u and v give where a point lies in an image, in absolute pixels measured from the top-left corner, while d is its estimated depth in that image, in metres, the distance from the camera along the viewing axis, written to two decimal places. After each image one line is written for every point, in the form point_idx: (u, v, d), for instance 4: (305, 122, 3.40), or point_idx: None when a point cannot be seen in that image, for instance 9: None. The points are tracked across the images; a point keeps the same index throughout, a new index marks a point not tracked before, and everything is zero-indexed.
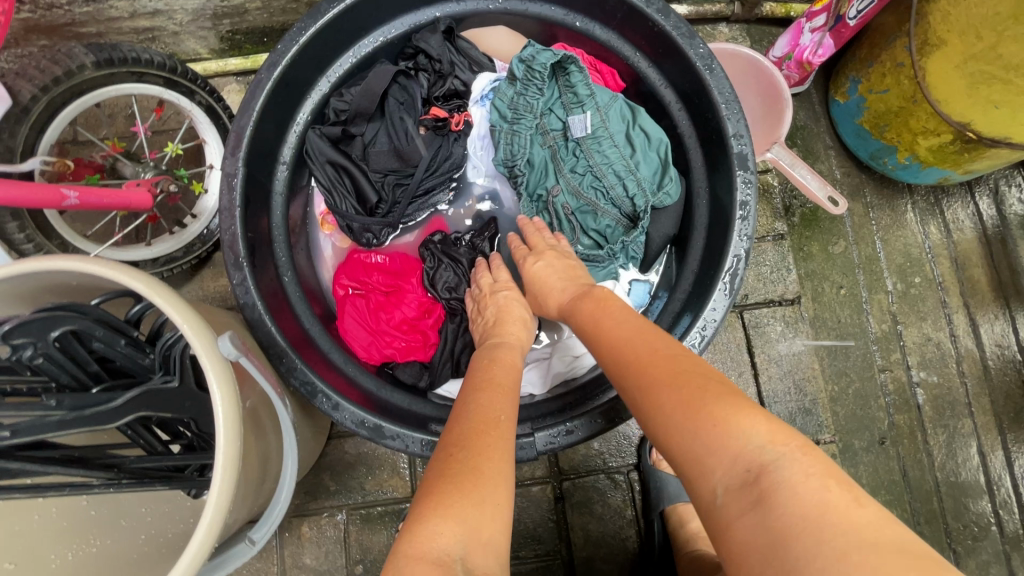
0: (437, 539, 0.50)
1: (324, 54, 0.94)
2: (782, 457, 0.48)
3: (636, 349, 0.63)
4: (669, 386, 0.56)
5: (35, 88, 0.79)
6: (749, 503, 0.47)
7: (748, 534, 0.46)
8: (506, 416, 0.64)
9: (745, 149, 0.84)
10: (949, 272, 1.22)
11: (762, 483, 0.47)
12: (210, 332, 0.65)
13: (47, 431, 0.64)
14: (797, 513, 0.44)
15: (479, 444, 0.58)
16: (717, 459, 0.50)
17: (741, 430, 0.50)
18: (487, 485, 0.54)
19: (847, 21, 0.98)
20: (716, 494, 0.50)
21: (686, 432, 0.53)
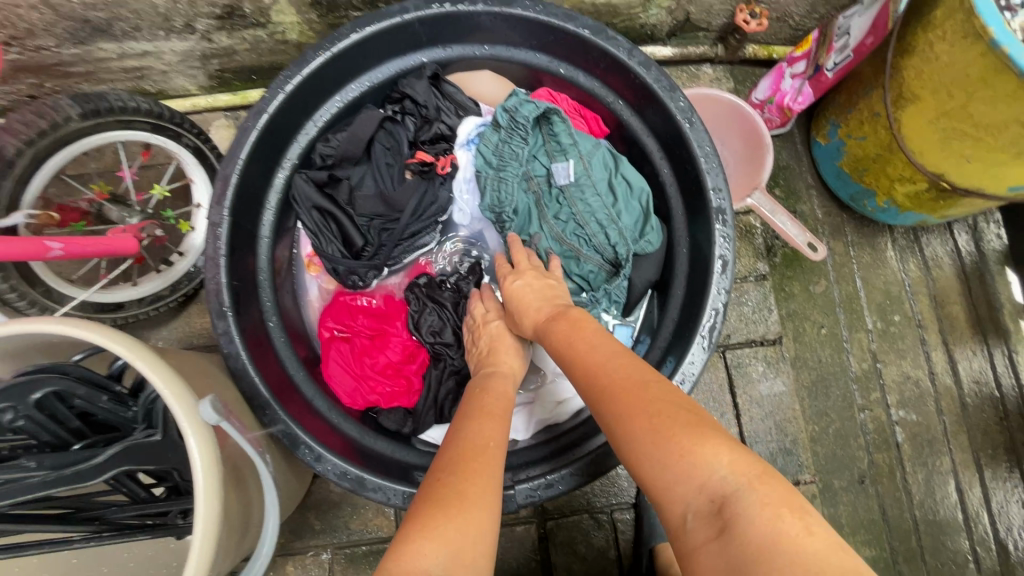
0: (422, 560, 0.50)
1: (311, 101, 0.95)
2: (743, 488, 0.50)
3: (605, 375, 0.63)
4: (639, 417, 0.57)
5: (20, 142, 0.79)
6: (714, 531, 0.50)
7: (712, 561, 0.49)
8: (495, 441, 0.64)
9: (724, 203, 0.85)
10: (928, 310, 1.24)
11: (727, 512, 0.50)
12: (191, 398, 0.66)
13: (29, 493, 0.65)
14: (757, 539, 0.47)
15: (467, 468, 0.59)
16: (685, 486, 0.52)
17: (707, 459, 0.52)
18: (472, 507, 0.55)
19: (825, 72, 0.99)
20: (685, 519, 0.52)
21: (654, 459, 0.55)
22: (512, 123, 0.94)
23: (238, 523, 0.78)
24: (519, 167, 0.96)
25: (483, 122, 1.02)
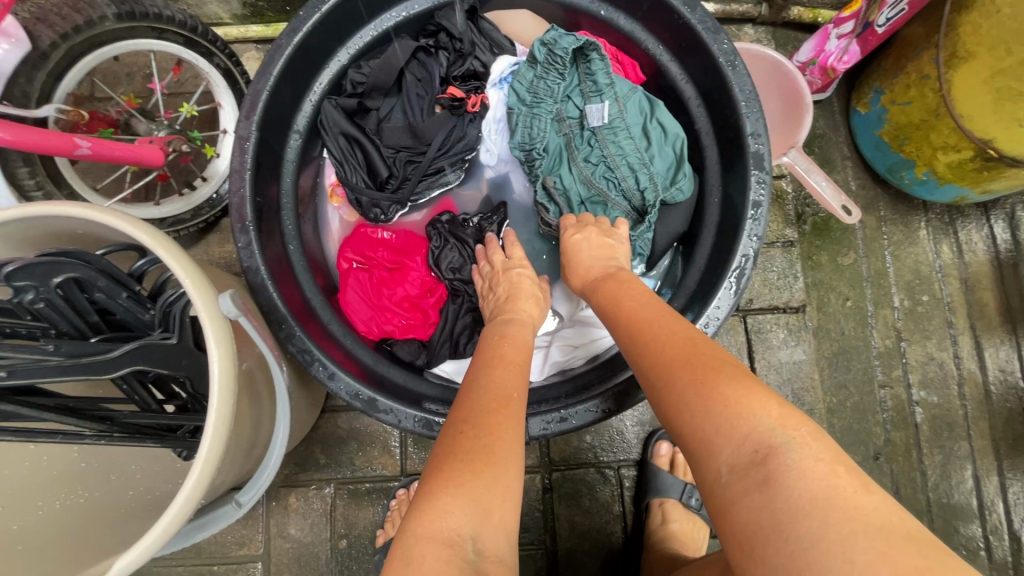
0: (448, 518, 0.49)
1: (345, 25, 0.94)
2: (792, 441, 0.47)
3: (657, 334, 0.62)
4: (690, 373, 0.55)
5: (55, 35, 0.78)
6: (755, 484, 0.46)
7: (747, 512, 0.46)
8: (519, 394, 0.62)
9: (762, 148, 0.83)
10: (958, 293, 1.20)
11: (768, 465, 0.46)
12: (211, 290, 0.65)
13: (44, 376, 0.63)
14: (802, 493, 0.43)
15: (492, 422, 0.57)
16: (726, 438, 0.49)
17: (750, 413, 0.49)
18: (497, 465, 0.53)
19: (875, 29, 0.95)
20: (721, 472, 0.49)
21: (695, 423, 0.52)
22: (551, 59, 0.92)
23: (246, 436, 0.79)
24: (553, 106, 0.95)
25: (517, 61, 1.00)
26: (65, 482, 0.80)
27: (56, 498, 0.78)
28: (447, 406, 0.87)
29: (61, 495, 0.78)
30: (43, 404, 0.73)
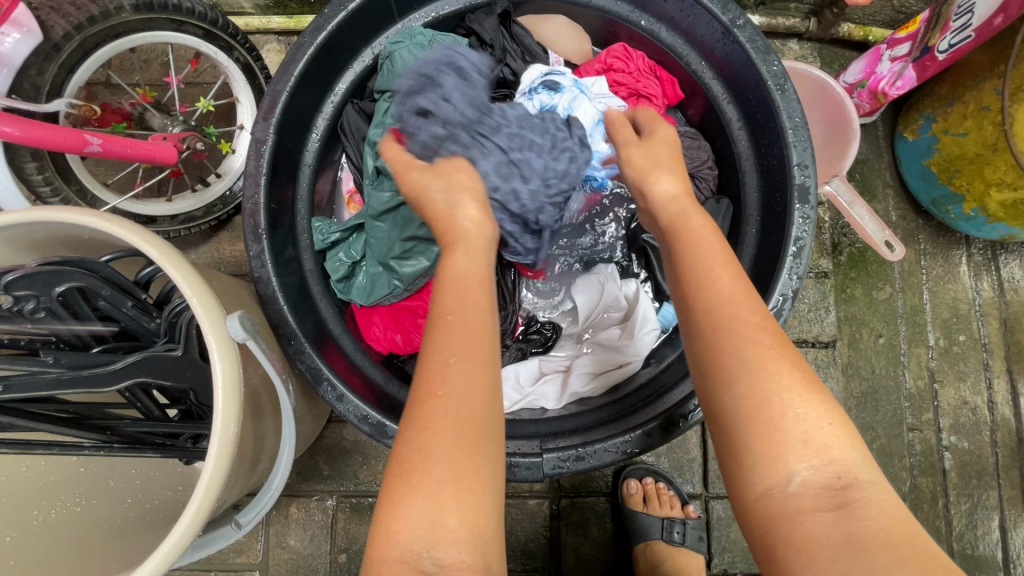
0: (401, 535, 0.45)
1: (372, 25, 0.89)
2: (873, 480, 0.47)
3: (731, 304, 0.54)
4: (763, 358, 0.50)
5: (68, 26, 0.74)
6: (829, 504, 0.46)
7: (821, 532, 0.45)
8: (457, 356, 0.51)
9: (808, 181, 0.77)
10: (996, 333, 1.14)
11: (851, 493, 0.46)
12: (219, 310, 0.61)
13: (43, 389, 0.62)
14: (883, 525, 0.44)
15: (425, 412, 0.49)
16: (809, 451, 0.47)
17: (838, 436, 0.48)
18: (438, 462, 0.47)
19: (935, 54, 0.89)
20: (790, 481, 0.47)
21: (759, 425, 0.48)
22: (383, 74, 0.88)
23: (250, 452, 0.76)
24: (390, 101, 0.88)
25: (548, 70, 0.94)
26: (63, 489, 0.78)
27: (52, 507, 0.75)
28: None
29: (56, 504, 0.76)
30: (42, 411, 0.70)
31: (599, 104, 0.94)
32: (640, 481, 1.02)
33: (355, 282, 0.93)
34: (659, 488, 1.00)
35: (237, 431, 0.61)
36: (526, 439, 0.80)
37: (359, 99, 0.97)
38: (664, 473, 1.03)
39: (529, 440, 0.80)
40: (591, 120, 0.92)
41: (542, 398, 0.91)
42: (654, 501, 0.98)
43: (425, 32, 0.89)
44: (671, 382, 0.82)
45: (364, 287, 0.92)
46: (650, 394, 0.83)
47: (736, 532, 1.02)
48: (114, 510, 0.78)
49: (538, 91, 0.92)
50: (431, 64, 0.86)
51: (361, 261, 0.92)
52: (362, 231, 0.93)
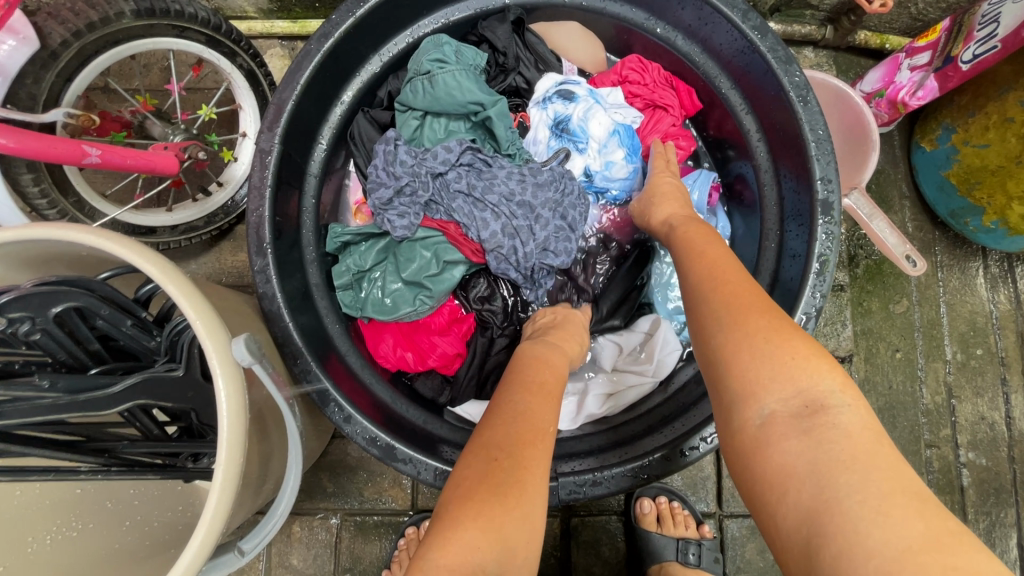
0: (471, 553, 0.45)
1: (380, 32, 0.87)
2: (845, 405, 0.47)
3: (717, 271, 0.61)
4: (743, 317, 0.54)
5: (67, 33, 0.71)
6: (798, 429, 0.47)
7: (791, 459, 0.46)
8: (551, 425, 0.58)
9: (832, 196, 0.75)
10: (1014, 346, 1.12)
11: (818, 418, 0.47)
12: (224, 333, 0.58)
13: (39, 415, 0.59)
14: (847, 446, 0.45)
15: (524, 455, 0.52)
16: (779, 384, 0.49)
17: (812, 369, 0.49)
18: (527, 502, 0.50)
19: (958, 64, 0.87)
20: (762, 410, 0.49)
21: (735, 368, 0.52)
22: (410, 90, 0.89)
23: (255, 475, 0.74)
24: (419, 118, 0.93)
25: (563, 79, 0.94)
26: (58, 513, 0.75)
27: (46, 533, 0.73)
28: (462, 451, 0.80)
29: (51, 529, 0.73)
30: (38, 434, 0.67)
31: (614, 114, 0.94)
32: (653, 499, 1.00)
33: (364, 294, 0.90)
34: (673, 507, 0.98)
35: (243, 459, 0.58)
36: None
37: (369, 106, 0.95)
38: (677, 491, 1.01)
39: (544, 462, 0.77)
40: (606, 130, 0.92)
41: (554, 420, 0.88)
42: (668, 520, 0.96)
43: (451, 43, 0.89)
44: (690, 403, 0.80)
45: (377, 300, 0.90)
46: (666, 414, 0.82)
47: (752, 552, 0.99)
48: (111, 535, 0.75)
49: (552, 99, 0.93)
50: (467, 86, 0.88)
51: (372, 272, 0.91)
52: (377, 240, 0.92)
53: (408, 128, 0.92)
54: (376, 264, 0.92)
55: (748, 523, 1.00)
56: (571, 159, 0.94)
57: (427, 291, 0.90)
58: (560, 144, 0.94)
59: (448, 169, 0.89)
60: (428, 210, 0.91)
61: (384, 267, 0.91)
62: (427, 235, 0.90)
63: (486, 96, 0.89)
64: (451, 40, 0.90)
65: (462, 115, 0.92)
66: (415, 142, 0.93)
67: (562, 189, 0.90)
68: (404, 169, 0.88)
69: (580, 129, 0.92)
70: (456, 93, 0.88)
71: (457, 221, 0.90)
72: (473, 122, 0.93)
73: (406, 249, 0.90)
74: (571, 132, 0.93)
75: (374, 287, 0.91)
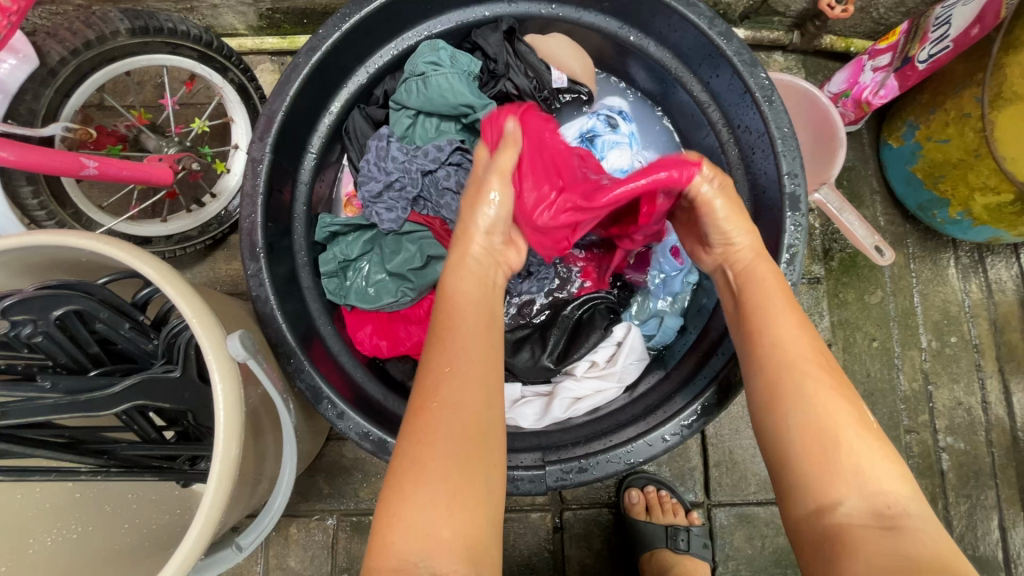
0: (411, 534, 0.50)
1: (367, 44, 0.91)
2: (914, 507, 0.54)
3: (792, 345, 0.62)
4: (824, 399, 0.58)
5: (65, 51, 0.75)
6: (881, 527, 0.52)
7: (868, 540, 0.51)
8: (453, 370, 0.58)
9: (798, 190, 0.79)
10: (986, 333, 1.16)
11: (899, 521, 0.52)
12: (219, 331, 0.61)
13: (39, 415, 0.61)
14: (931, 549, 0.50)
15: (420, 432, 0.55)
16: (858, 489, 0.54)
17: (882, 472, 0.55)
18: (434, 468, 0.52)
19: (915, 64, 0.91)
20: (842, 504, 0.54)
21: (832, 441, 0.56)
22: (404, 90, 0.93)
23: (251, 472, 0.76)
24: (411, 117, 0.96)
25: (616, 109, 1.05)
26: (58, 516, 0.77)
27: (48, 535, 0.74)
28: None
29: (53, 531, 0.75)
30: (41, 435, 0.69)
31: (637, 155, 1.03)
32: (642, 489, 1.03)
33: (349, 282, 0.93)
34: (661, 496, 1.01)
35: (239, 450, 0.61)
36: (528, 451, 0.79)
37: (364, 104, 0.99)
38: (666, 481, 1.03)
39: (531, 452, 0.79)
40: (624, 162, 1.00)
41: (519, 416, 0.88)
42: (656, 510, 0.99)
43: (448, 48, 0.93)
44: (661, 400, 0.83)
45: (361, 288, 0.93)
46: (649, 403, 0.85)
47: (740, 540, 1.01)
48: (110, 536, 0.76)
49: (598, 117, 1.03)
50: (458, 89, 0.92)
51: (358, 261, 0.94)
52: (364, 232, 0.96)
53: (400, 126, 0.96)
54: (362, 254, 0.95)
55: (735, 511, 1.02)
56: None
57: (409, 283, 0.94)
58: (581, 148, 1.02)
59: (437, 168, 0.93)
60: (415, 205, 0.95)
61: (370, 257, 0.95)
62: (414, 229, 0.95)
63: (477, 99, 0.93)
64: (446, 45, 0.94)
65: (453, 117, 0.96)
66: (407, 140, 0.97)
67: None
68: (395, 166, 0.92)
69: (601, 148, 1.00)
70: (448, 95, 0.92)
71: (443, 218, 0.95)
72: (463, 124, 0.97)
73: (392, 242, 0.96)
74: (595, 143, 1.01)
75: (358, 276, 0.94)
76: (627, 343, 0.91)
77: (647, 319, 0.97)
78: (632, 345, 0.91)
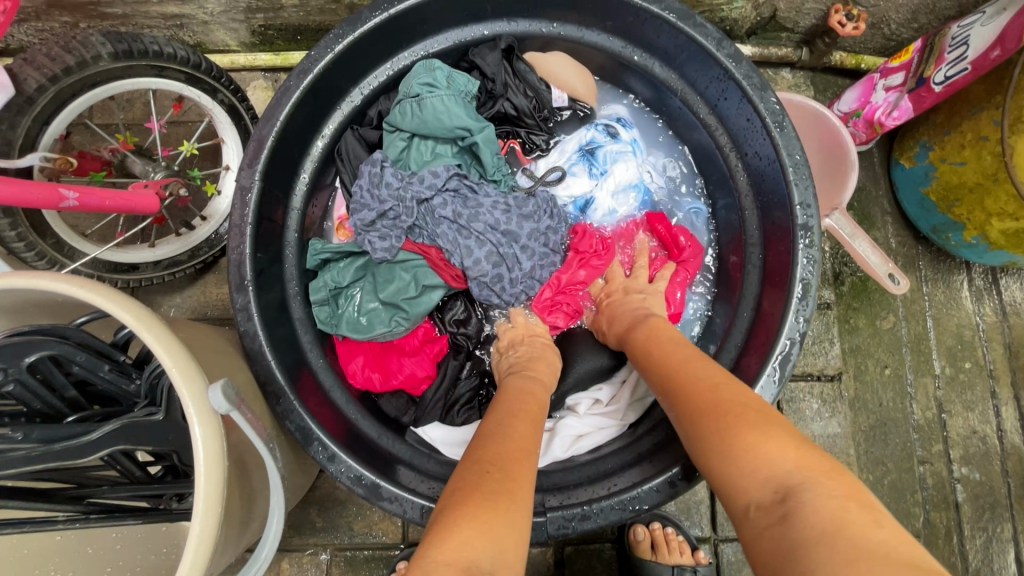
0: (465, 549, 0.45)
1: (361, 65, 0.87)
2: (807, 480, 0.49)
3: (670, 375, 0.67)
4: (701, 415, 0.59)
5: (42, 78, 0.71)
6: (776, 517, 0.48)
7: (774, 538, 0.47)
8: (537, 448, 0.60)
9: (811, 221, 0.76)
10: (1001, 359, 1.12)
11: (790, 500, 0.48)
12: (199, 381, 0.57)
13: (12, 467, 0.58)
14: (822, 520, 0.45)
15: (517, 473, 0.54)
16: (754, 479, 0.51)
17: (774, 453, 0.52)
18: (518, 509, 0.51)
19: (931, 86, 0.87)
20: (749, 504, 0.51)
21: (727, 450, 0.54)
22: (400, 113, 0.89)
23: (238, 518, 0.73)
24: (406, 140, 0.93)
25: (617, 119, 1.01)
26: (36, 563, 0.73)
27: None
28: (420, 477, 0.79)
29: None
30: (13, 485, 0.66)
31: (642, 168, 1.00)
32: (647, 524, 0.99)
33: (341, 310, 0.89)
34: (666, 532, 0.97)
35: (221, 510, 0.57)
36: (527, 494, 0.76)
37: (358, 125, 0.96)
38: (671, 516, 1.00)
39: (531, 495, 0.76)
40: (627, 176, 0.98)
41: None
42: (662, 547, 0.95)
43: (444, 69, 0.89)
44: (667, 438, 0.79)
45: (353, 318, 0.88)
46: (655, 441, 0.81)
47: None
48: None
49: (598, 129, 0.99)
50: (455, 111, 0.88)
51: (350, 289, 0.90)
52: (356, 259, 0.92)
53: (395, 149, 0.93)
54: (354, 282, 0.92)
55: None
56: (579, 178, 0.98)
57: (404, 312, 0.90)
58: (580, 160, 0.98)
59: (434, 195, 0.90)
60: (410, 233, 0.92)
61: (363, 285, 0.91)
62: (408, 258, 0.92)
63: (475, 122, 0.90)
64: (443, 65, 0.90)
65: (450, 139, 0.93)
66: (402, 163, 0.94)
67: (551, 214, 0.94)
68: (389, 194, 0.89)
69: (603, 162, 0.98)
70: (445, 118, 0.88)
71: (439, 246, 0.91)
72: (460, 147, 0.94)
73: (385, 270, 0.91)
74: (595, 156, 0.98)
75: (350, 305, 0.89)
76: (631, 378, 0.90)
77: None
78: (636, 380, 0.89)
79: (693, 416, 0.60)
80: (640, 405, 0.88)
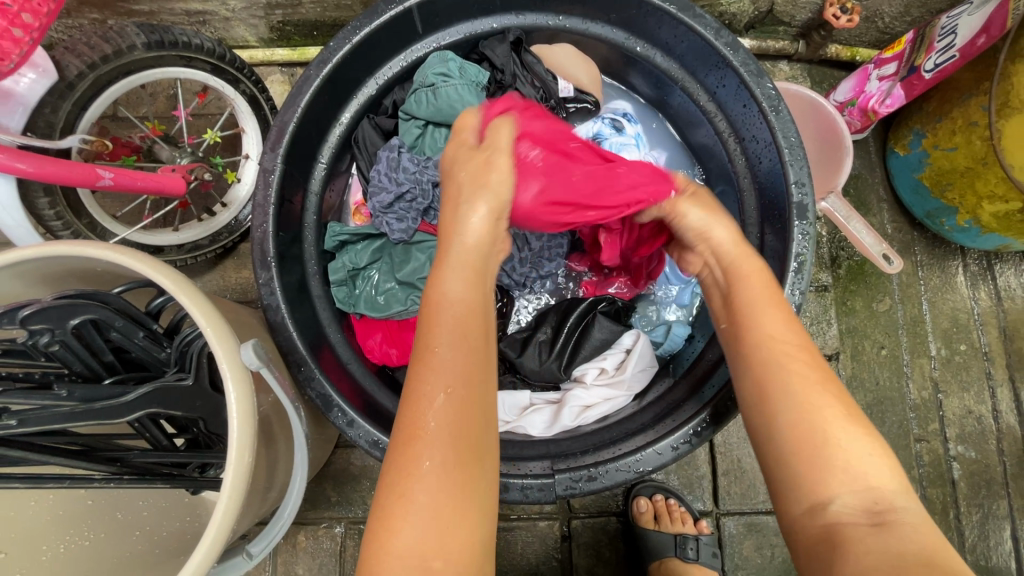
0: (396, 530, 0.49)
1: (377, 56, 0.92)
2: (906, 504, 0.53)
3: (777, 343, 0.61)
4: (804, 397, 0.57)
5: (82, 65, 0.76)
6: (870, 525, 0.51)
7: (861, 539, 0.50)
8: (439, 379, 0.55)
9: (806, 199, 0.80)
10: (997, 342, 1.15)
11: (887, 516, 0.52)
12: (233, 339, 0.62)
13: (54, 423, 0.61)
14: (921, 544, 0.49)
15: (411, 431, 0.53)
16: (845, 484, 0.53)
17: (872, 467, 0.54)
18: (416, 468, 0.51)
19: (922, 73, 0.91)
20: (833, 502, 0.53)
21: (818, 449, 0.55)
22: (415, 101, 0.94)
23: (262, 481, 0.77)
24: (421, 127, 0.97)
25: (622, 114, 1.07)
26: (70, 523, 0.77)
27: (62, 542, 0.75)
28: None
29: (66, 537, 0.75)
30: (54, 444, 0.70)
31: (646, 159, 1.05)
32: (650, 498, 1.02)
33: (358, 291, 0.94)
34: (669, 505, 1.00)
35: (252, 459, 0.61)
36: (536, 459, 0.80)
37: (374, 114, 1.00)
38: (674, 490, 1.03)
39: (540, 460, 0.80)
40: None
41: (529, 424, 0.88)
42: (665, 518, 0.98)
43: (457, 60, 0.94)
44: (670, 408, 0.83)
45: (370, 297, 0.94)
46: (658, 412, 0.85)
47: (749, 550, 1.01)
48: (120, 544, 0.76)
49: (603, 123, 1.05)
50: (467, 100, 0.93)
51: (367, 270, 0.95)
52: (374, 241, 0.97)
53: (410, 136, 0.97)
54: (371, 263, 0.96)
55: (745, 520, 1.01)
56: None
57: (418, 291, 0.94)
58: None
59: None
60: (426, 216, 0.96)
61: (380, 266, 0.96)
62: (423, 239, 0.96)
63: None
64: (455, 57, 0.95)
65: None
66: (416, 150, 0.98)
67: None
68: (406, 177, 0.93)
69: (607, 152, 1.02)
70: (457, 107, 0.93)
71: None
72: None
73: (402, 251, 0.96)
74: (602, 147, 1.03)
75: (368, 285, 0.95)
76: (636, 349, 0.92)
77: (655, 327, 1.00)
78: (640, 352, 0.92)
79: (787, 397, 0.58)
80: (643, 375, 0.92)
